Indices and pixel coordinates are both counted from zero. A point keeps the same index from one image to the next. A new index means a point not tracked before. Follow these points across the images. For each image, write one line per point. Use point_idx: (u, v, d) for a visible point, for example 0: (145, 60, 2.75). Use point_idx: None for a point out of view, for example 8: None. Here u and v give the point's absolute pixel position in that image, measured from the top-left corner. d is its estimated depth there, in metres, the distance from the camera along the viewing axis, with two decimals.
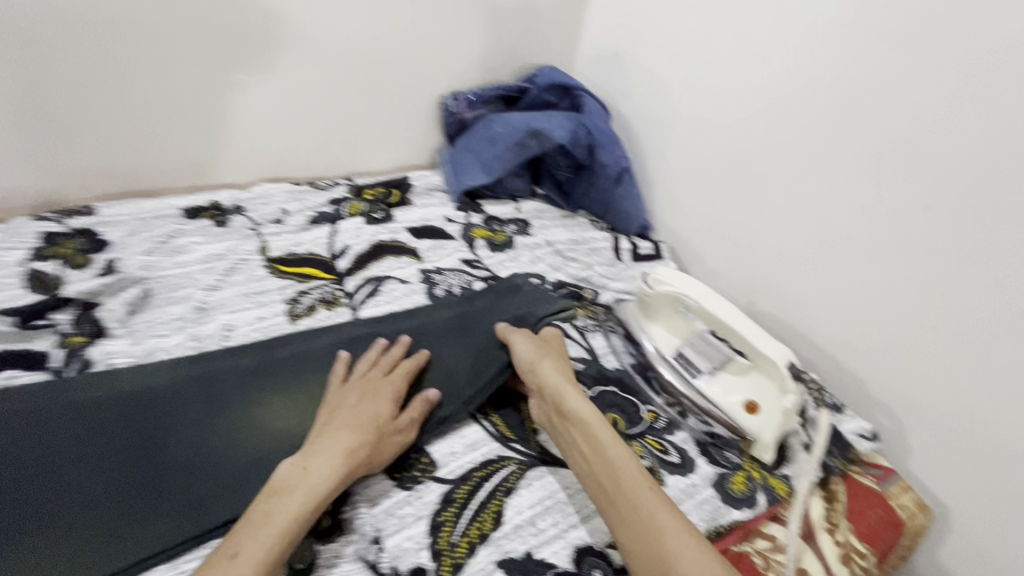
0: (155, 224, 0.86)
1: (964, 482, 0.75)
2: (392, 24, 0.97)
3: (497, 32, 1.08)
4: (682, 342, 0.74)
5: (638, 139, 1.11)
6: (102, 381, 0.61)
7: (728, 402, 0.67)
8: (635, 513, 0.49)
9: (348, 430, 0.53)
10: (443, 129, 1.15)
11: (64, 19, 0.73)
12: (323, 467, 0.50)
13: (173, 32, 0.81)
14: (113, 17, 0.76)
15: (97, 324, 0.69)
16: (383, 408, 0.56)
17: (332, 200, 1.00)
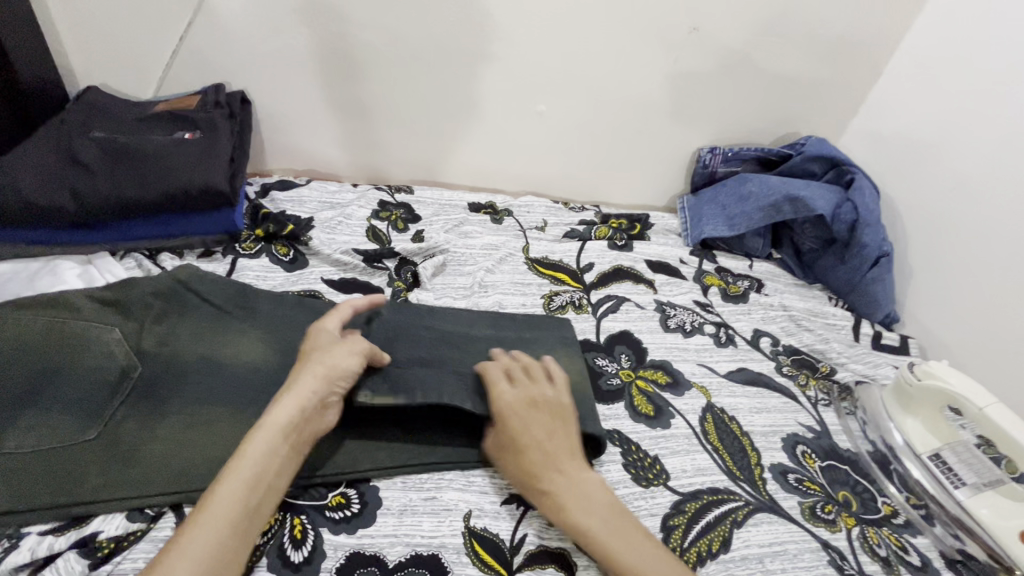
0: (450, 211, 1.08)
1: None
2: (673, 80, 1.07)
3: (771, 97, 1.11)
4: (941, 446, 0.69)
5: (903, 222, 1.04)
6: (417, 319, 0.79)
7: (998, 527, 0.62)
8: None
9: (299, 367, 0.56)
10: (688, 177, 1.22)
11: (439, 51, 0.99)
12: (280, 408, 0.52)
13: (503, 68, 1.02)
14: (470, 51, 0.99)
15: (414, 277, 0.90)
16: (331, 339, 0.60)
17: (583, 220, 1.12)
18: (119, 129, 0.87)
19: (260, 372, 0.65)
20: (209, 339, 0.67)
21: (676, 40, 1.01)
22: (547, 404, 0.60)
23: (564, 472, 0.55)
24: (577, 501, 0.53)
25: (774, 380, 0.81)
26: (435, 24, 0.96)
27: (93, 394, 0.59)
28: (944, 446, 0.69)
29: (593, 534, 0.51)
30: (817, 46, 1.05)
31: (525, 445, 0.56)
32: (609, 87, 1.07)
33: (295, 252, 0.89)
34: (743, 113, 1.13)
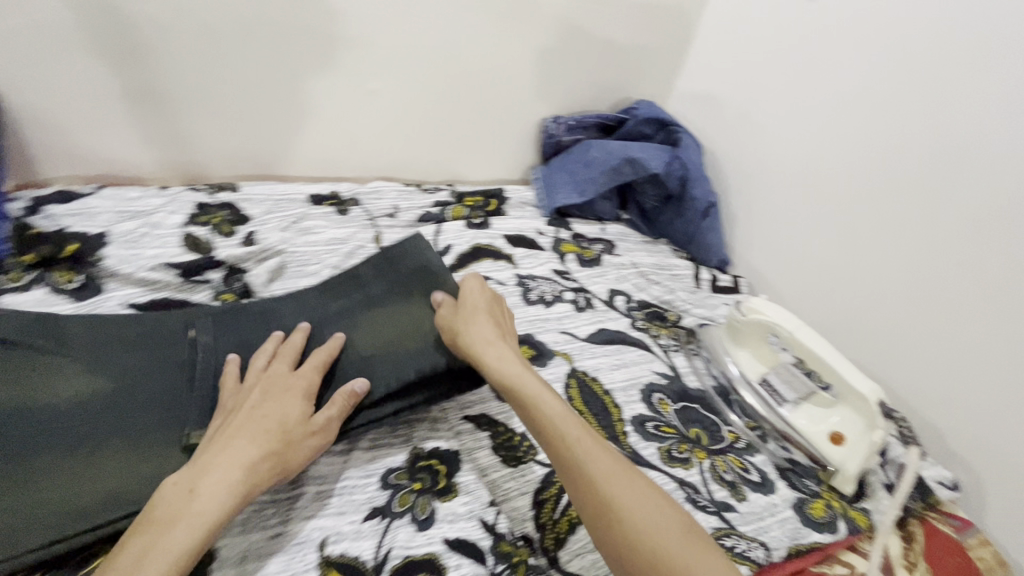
0: (287, 206, 0.97)
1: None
2: (508, 50, 1.05)
3: (601, 64, 1.15)
4: (768, 372, 0.78)
5: (726, 174, 1.15)
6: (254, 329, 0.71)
7: (813, 432, 0.71)
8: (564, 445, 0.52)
9: (248, 440, 0.48)
10: (538, 148, 1.22)
11: (244, 24, 0.86)
12: (213, 497, 0.45)
13: (325, 44, 0.93)
14: (283, 25, 0.88)
15: (245, 286, 0.80)
16: (296, 410, 0.52)
17: (438, 202, 1.08)
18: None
19: (92, 400, 0.55)
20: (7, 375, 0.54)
21: (505, 6, 0.99)
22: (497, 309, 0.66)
23: (497, 346, 0.60)
24: (511, 371, 0.58)
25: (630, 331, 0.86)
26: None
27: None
28: (770, 372, 0.78)
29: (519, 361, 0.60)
30: (636, 13, 1.10)
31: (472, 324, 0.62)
32: (445, 60, 1.02)
33: (84, 277, 0.75)
34: (580, 79, 1.15)
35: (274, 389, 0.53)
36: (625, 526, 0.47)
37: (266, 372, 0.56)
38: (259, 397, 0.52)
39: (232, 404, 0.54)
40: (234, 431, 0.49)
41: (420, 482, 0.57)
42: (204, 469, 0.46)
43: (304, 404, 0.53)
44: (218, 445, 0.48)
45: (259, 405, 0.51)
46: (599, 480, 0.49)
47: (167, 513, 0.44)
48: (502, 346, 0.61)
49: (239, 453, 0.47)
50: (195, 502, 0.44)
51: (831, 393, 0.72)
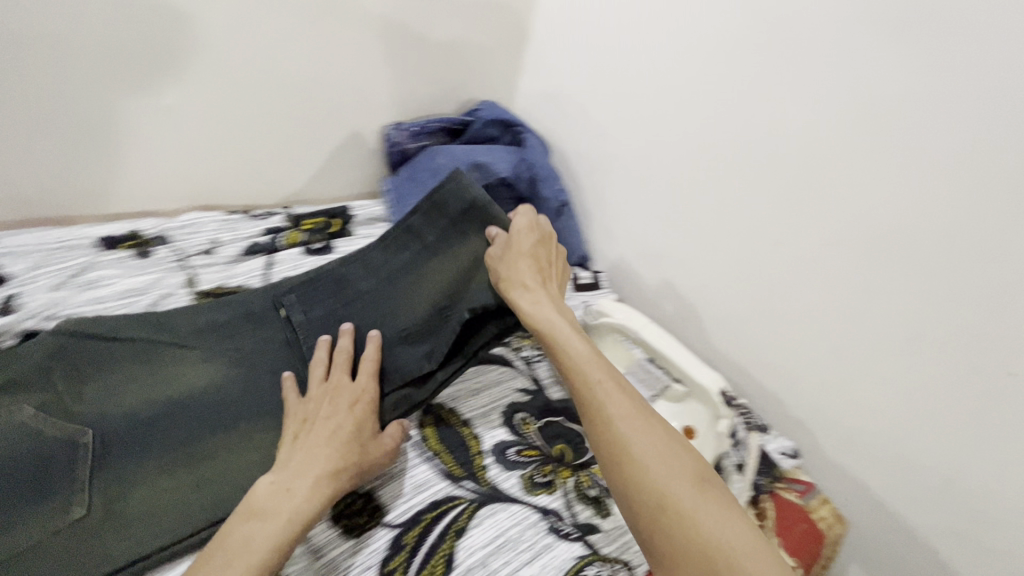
0: (63, 256, 0.79)
1: (862, 487, 0.82)
2: (325, 53, 0.94)
3: (436, 66, 1.09)
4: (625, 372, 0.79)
5: (577, 171, 1.15)
6: (155, 360, 0.65)
7: None
8: (584, 385, 0.59)
9: (330, 447, 0.56)
10: (383, 157, 1.13)
11: None
12: (304, 494, 0.52)
13: (96, 54, 0.75)
14: (26, 32, 0.69)
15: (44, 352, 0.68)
16: (367, 426, 0.60)
17: (268, 229, 0.95)
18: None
19: (224, 394, 0.66)
20: (140, 385, 0.64)
21: (313, 6, 0.88)
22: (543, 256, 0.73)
23: (536, 292, 0.68)
24: (547, 319, 0.65)
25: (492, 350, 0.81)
26: None
27: (11, 482, 0.55)
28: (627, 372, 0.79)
29: (558, 308, 0.67)
30: (465, 10, 1.05)
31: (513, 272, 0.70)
32: (249, 68, 0.88)
33: None
34: (416, 81, 1.08)
35: (343, 396, 0.61)
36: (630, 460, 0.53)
37: (331, 382, 0.62)
38: (331, 409, 0.60)
39: (303, 413, 0.60)
40: (314, 437, 0.57)
41: None
42: (297, 471, 0.54)
43: (372, 420, 0.61)
44: (302, 449, 0.56)
45: (333, 416, 0.59)
46: (618, 420, 0.55)
47: (266, 499, 0.52)
48: (541, 294, 0.68)
49: (324, 454, 0.56)
50: (292, 493, 0.52)
51: (681, 389, 0.74)
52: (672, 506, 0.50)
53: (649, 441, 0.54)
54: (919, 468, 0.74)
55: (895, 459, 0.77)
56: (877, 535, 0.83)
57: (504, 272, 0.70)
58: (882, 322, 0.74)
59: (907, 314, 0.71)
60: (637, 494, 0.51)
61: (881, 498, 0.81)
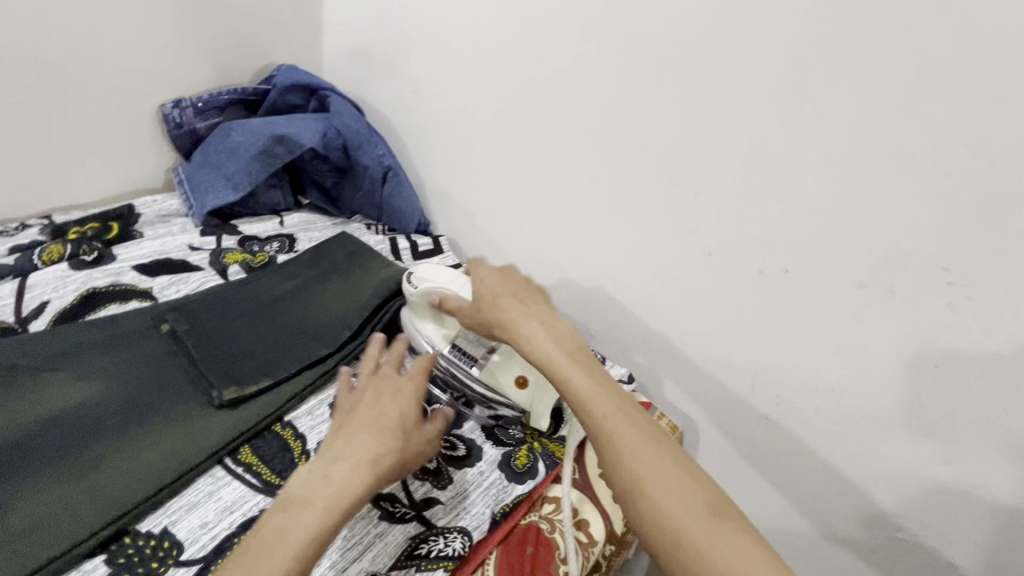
0: None
1: (695, 401, 0.87)
2: (51, 21, 0.75)
3: (214, 28, 0.93)
4: (455, 334, 0.70)
5: (399, 133, 1.07)
6: (13, 386, 0.59)
7: (502, 382, 0.67)
8: (587, 412, 0.50)
9: (375, 437, 0.50)
10: (168, 142, 0.97)
11: None
12: (348, 484, 0.46)
13: None
14: None
15: None
16: (413, 411, 0.54)
17: (16, 246, 0.78)
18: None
19: (107, 400, 0.60)
20: (4, 410, 0.56)
21: None
22: (514, 279, 0.64)
23: (529, 320, 0.59)
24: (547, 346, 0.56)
25: (315, 324, 0.75)
26: None
27: None
28: (458, 334, 0.70)
29: (555, 331, 0.58)
30: None
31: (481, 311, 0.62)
32: None
33: None
34: (188, 48, 0.91)
35: (387, 384, 0.55)
36: (640, 494, 0.45)
37: (377, 373, 0.57)
38: (374, 396, 0.54)
39: (341, 409, 0.53)
40: (360, 423, 0.51)
41: None
42: (335, 459, 0.47)
43: (418, 407, 0.55)
44: (347, 435, 0.50)
45: (378, 402, 0.53)
46: (624, 447, 0.47)
47: (302, 477, 0.46)
48: (530, 322, 0.58)
49: (370, 435, 0.49)
50: (334, 477, 0.46)
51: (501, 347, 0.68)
52: (683, 545, 0.43)
53: (660, 476, 0.46)
54: (736, 372, 0.80)
55: (721, 368, 0.81)
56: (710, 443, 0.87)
57: (484, 316, 0.62)
58: (686, 245, 0.77)
59: (707, 231, 0.75)
60: (648, 533, 0.44)
61: (711, 409, 0.85)
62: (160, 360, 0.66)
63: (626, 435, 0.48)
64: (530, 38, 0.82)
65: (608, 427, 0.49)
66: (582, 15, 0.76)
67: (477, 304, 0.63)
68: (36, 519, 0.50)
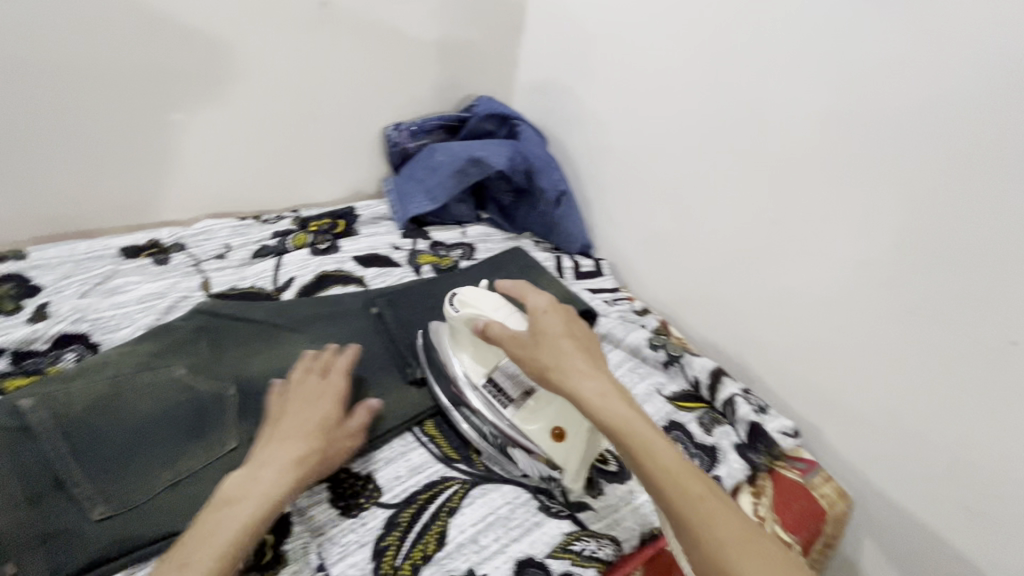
0: (92, 266, 0.86)
1: (877, 472, 0.77)
2: (324, 60, 0.97)
3: (433, 65, 1.11)
4: (494, 367, 0.64)
5: (573, 160, 1.15)
6: (273, 342, 0.75)
7: (535, 433, 0.59)
8: (682, 500, 0.47)
9: (296, 440, 0.56)
10: (385, 159, 1.16)
11: (18, 60, 0.74)
12: (272, 482, 0.52)
13: (129, 76, 0.82)
14: (78, 63, 0.78)
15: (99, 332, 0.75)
16: (332, 414, 0.60)
17: (277, 232, 1.00)
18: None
19: None
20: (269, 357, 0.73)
21: (308, 14, 0.92)
22: (576, 323, 0.59)
23: (596, 378, 0.54)
24: (619, 411, 0.51)
25: None
26: None
27: (176, 421, 0.63)
28: (495, 369, 0.64)
29: (624, 395, 0.53)
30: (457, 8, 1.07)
31: (535, 349, 0.56)
32: (255, 78, 0.93)
33: None
34: (412, 82, 1.10)
35: (314, 393, 0.61)
36: None
37: (307, 382, 0.62)
38: (299, 403, 0.59)
39: (274, 415, 0.58)
40: (284, 429, 0.56)
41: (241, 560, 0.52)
42: (262, 462, 0.54)
43: (337, 408, 0.61)
44: (273, 440, 0.55)
45: (303, 408, 0.58)
46: (724, 541, 0.45)
47: (241, 469, 0.53)
48: (599, 380, 0.53)
49: (292, 437, 0.56)
50: (258, 474, 0.53)
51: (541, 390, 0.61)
52: None
53: None
54: (933, 446, 0.71)
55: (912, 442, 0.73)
56: (887, 523, 0.77)
57: (535, 358, 0.56)
58: (885, 296, 0.72)
59: (914, 284, 0.69)
60: None
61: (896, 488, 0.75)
62: (370, 337, 0.79)
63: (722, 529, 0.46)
64: (722, 77, 0.84)
65: (700, 517, 0.46)
66: (786, 54, 0.76)
67: (526, 342, 0.57)
68: None
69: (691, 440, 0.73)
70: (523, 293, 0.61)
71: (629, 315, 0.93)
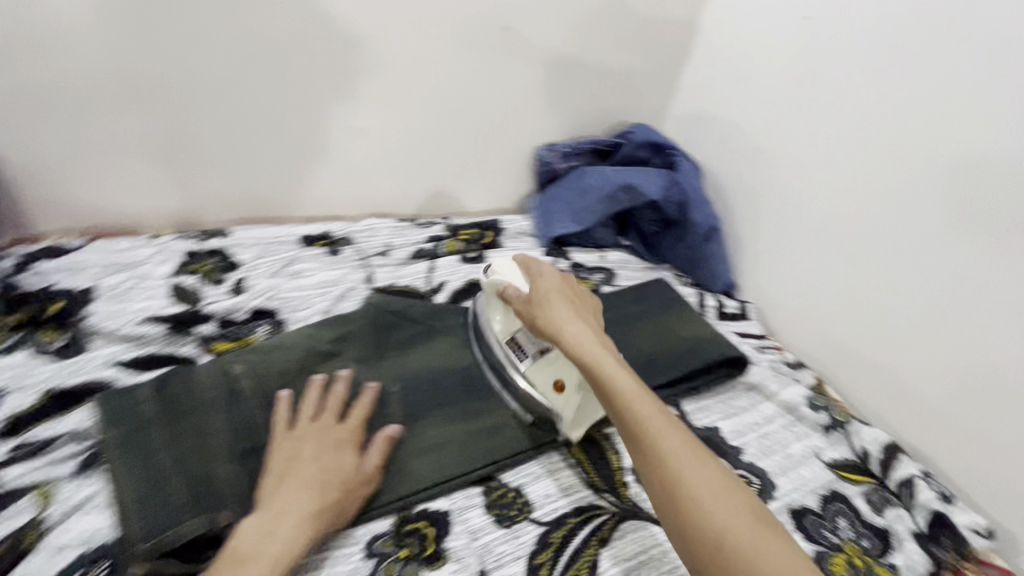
0: (278, 249, 0.95)
1: None
2: (497, 81, 1.02)
3: (595, 91, 1.12)
4: (516, 330, 0.71)
5: (727, 195, 1.11)
6: (431, 340, 0.77)
7: (540, 386, 0.67)
8: (642, 423, 0.53)
9: (315, 492, 0.54)
10: (533, 177, 1.19)
11: (254, 69, 0.86)
12: (291, 540, 0.51)
13: (333, 87, 0.92)
14: (297, 74, 0.89)
15: (283, 311, 0.83)
16: (349, 460, 0.58)
17: (431, 237, 1.06)
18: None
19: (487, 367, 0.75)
20: (427, 351, 0.75)
21: (491, 39, 0.97)
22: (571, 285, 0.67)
23: (575, 324, 0.61)
24: (590, 348, 0.58)
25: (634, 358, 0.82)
26: (233, 31, 0.82)
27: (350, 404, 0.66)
28: (519, 332, 0.71)
29: (606, 344, 0.60)
30: (628, 35, 1.06)
31: (531, 301, 0.65)
32: (437, 96, 1.00)
33: (71, 335, 0.72)
34: (572, 106, 1.12)
35: (328, 438, 0.59)
36: (688, 502, 0.48)
37: (316, 423, 0.60)
38: (314, 446, 0.57)
39: (284, 451, 0.57)
40: (302, 477, 0.55)
41: (407, 549, 0.56)
42: (280, 513, 0.52)
43: (354, 453, 0.59)
44: (291, 489, 0.54)
45: (318, 455, 0.57)
46: (673, 456, 0.50)
47: (254, 516, 0.52)
48: (578, 325, 0.61)
49: (310, 485, 0.54)
50: (276, 527, 0.51)
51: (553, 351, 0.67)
52: (730, 547, 0.46)
53: (708, 487, 0.49)
54: None
55: None
56: None
57: (528, 308, 0.65)
58: None
59: None
60: (691, 535, 0.47)
61: None
62: None
63: (673, 447, 0.51)
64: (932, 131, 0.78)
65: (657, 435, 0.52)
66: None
67: (524, 297, 0.66)
68: (443, 442, 0.65)
69: (859, 519, 0.67)
70: (531, 267, 0.69)
71: (781, 367, 0.87)
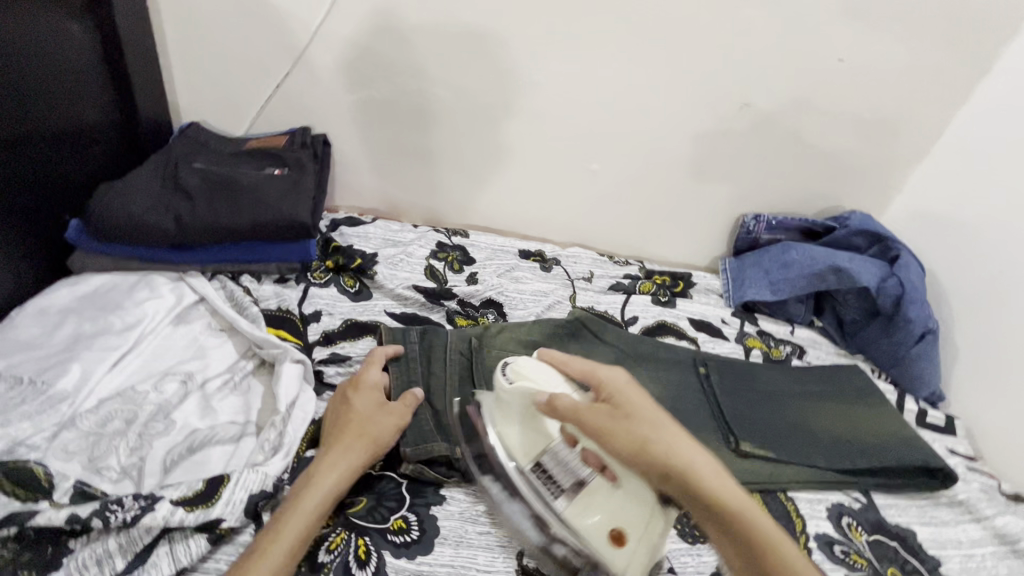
0: (502, 256, 1.12)
1: None
2: (721, 148, 1.11)
3: (816, 172, 1.14)
4: (542, 453, 0.61)
5: (948, 299, 1.05)
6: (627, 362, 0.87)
7: (590, 532, 0.57)
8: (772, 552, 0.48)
9: (347, 434, 0.61)
10: (731, 241, 1.24)
11: (524, 108, 1.07)
12: (328, 472, 0.57)
13: (580, 131, 1.10)
14: (555, 117, 1.08)
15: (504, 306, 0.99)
16: (374, 402, 0.65)
17: (628, 274, 1.16)
18: (37, 71, 0.77)
19: (674, 400, 0.83)
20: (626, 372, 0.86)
21: (728, 112, 1.07)
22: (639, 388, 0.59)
23: (687, 442, 0.54)
24: (713, 475, 0.52)
25: (823, 434, 0.82)
26: (519, 79, 1.03)
27: None
28: (545, 453, 0.61)
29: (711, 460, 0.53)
30: (862, 125, 1.08)
31: (625, 419, 0.54)
32: (663, 152, 1.12)
33: (360, 284, 0.93)
34: (789, 183, 1.16)
35: (352, 391, 0.67)
36: None
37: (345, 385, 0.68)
38: (343, 402, 0.66)
39: (327, 411, 0.66)
40: (336, 429, 0.63)
41: None
42: (321, 458, 0.59)
43: (378, 397, 0.66)
44: (330, 439, 0.61)
45: (347, 406, 0.65)
46: None
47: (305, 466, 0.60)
48: (683, 441, 0.54)
49: (344, 431, 0.62)
50: (317, 466, 0.58)
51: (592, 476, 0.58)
52: None
53: None
54: None
55: None
56: None
57: (615, 425, 0.54)
58: None
59: None
60: None
61: None
62: (699, 394, 0.85)
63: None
64: None
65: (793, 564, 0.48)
66: None
67: (599, 412, 0.56)
68: None
69: None
70: (593, 371, 0.60)
71: (995, 493, 0.81)
